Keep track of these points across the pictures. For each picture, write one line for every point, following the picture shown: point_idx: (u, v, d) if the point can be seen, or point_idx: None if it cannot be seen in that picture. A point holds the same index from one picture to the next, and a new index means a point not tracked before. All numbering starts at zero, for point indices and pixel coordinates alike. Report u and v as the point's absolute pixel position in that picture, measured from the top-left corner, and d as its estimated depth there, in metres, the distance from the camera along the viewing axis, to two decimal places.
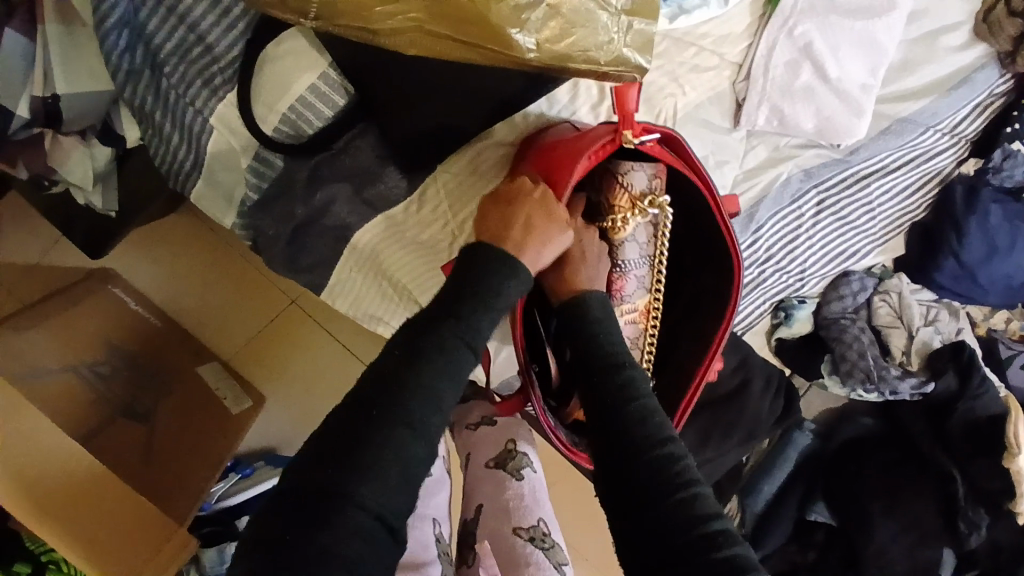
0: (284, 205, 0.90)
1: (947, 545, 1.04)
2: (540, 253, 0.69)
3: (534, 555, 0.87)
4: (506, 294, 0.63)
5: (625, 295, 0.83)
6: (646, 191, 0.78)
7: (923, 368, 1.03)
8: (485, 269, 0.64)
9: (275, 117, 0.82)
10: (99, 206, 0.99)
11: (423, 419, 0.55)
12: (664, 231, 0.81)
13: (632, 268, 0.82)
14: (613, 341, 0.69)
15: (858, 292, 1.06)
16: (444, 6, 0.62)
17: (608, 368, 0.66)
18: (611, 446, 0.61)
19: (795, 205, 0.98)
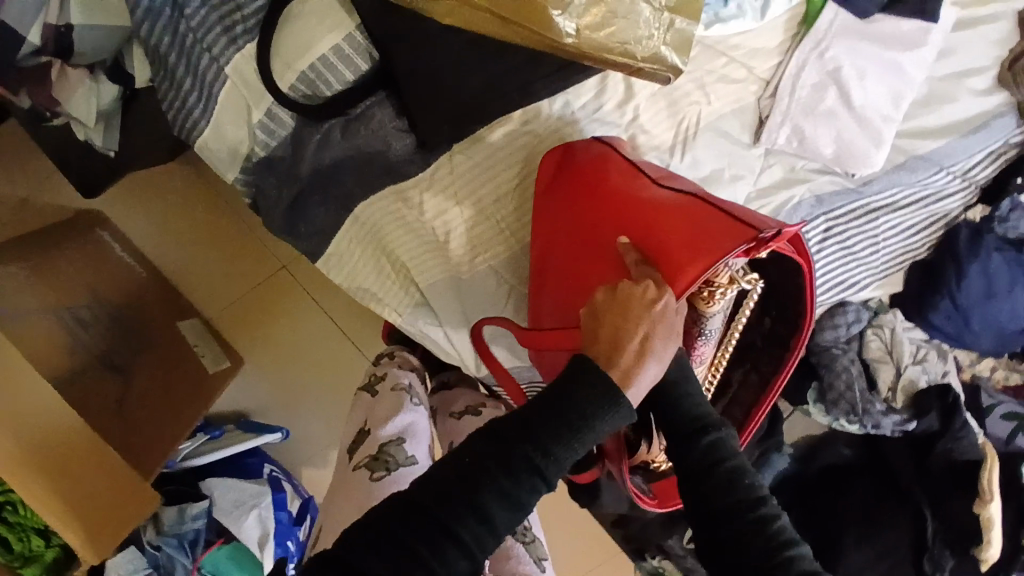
0: (291, 166, 0.88)
1: None
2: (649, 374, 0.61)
3: (516, 548, 0.81)
4: (598, 428, 0.57)
5: (699, 357, 0.75)
6: (736, 272, 0.71)
7: (907, 406, 1.03)
8: (580, 402, 0.57)
9: (292, 74, 0.79)
10: (100, 145, 0.96)
11: (482, 534, 0.52)
12: (749, 302, 0.74)
13: (711, 336, 0.74)
14: (695, 405, 0.67)
15: (852, 323, 1.03)
16: None
17: (691, 433, 0.65)
18: (703, 513, 0.61)
19: (804, 229, 0.96)
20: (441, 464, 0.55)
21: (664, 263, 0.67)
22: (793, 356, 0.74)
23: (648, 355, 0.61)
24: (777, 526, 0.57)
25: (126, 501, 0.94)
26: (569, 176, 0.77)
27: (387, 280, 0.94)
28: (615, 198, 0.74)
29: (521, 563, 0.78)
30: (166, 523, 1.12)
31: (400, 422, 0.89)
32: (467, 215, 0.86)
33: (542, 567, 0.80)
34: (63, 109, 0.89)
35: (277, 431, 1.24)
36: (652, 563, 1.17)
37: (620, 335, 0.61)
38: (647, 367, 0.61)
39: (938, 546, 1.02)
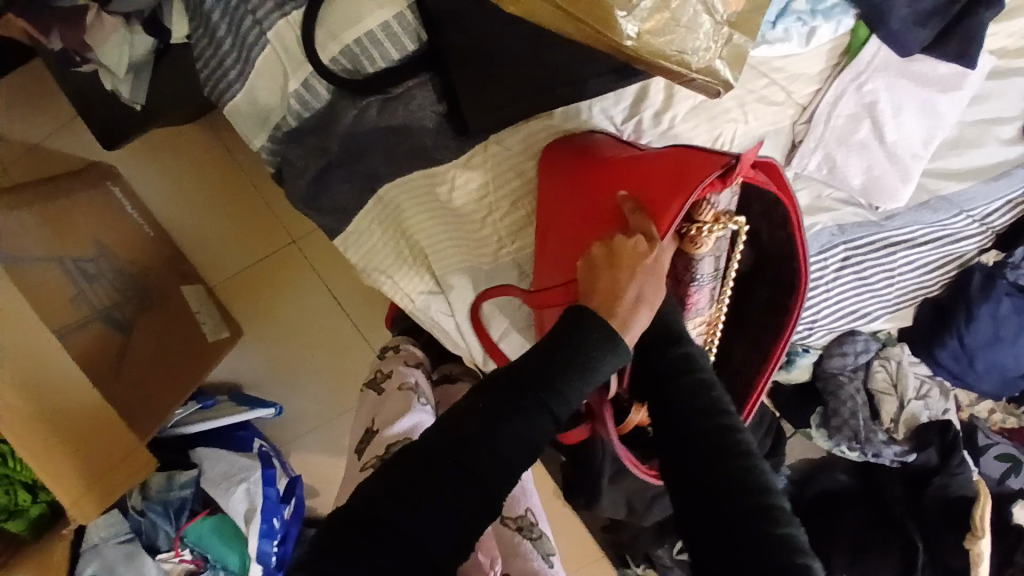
0: (322, 140, 0.86)
1: None
2: (643, 322, 0.63)
3: (522, 545, 0.77)
4: (600, 371, 0.59)
5: (694, 311, 0.73)
6: (724, 210, 0.68)
7: (908, 438, 1.04)
8: (584, 343, 0.59)
9: (336, 47, 0.78)
10: (126, 95, 0.93)
11: (489, 474, 0.51)
12: (738, 244, 0.70)
13: (704, 284, 0.72)
14: (675, 326, 0.68)
15: (860, 352, 1.05)
16: None
17: (664, 346, 0.67)
18: (674, 425, 0.61)
19: (822, 256, 0.99)
20: (456, 406, 0.55)
21: (651, 211, 0.66)
22: (789, 328, 0.71)
23: (638, 301, 0.63)
24: (738, 434, 0.58)
25: (119, 467, 0.92)
26: (571, 159, 0.76)
27: (403, 261, 0.92)
28: (606, 162, 0.73)
29: (530, 559, 0.75)
30: (154, 490, 1.11)
31: (406, 422, 0.86)
32: (494, 206, 0.86)
33: (550, 563, 0.76)
34: (94, 55, 0.87)
35: (270, 407, 1.23)
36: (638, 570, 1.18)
37: (610, 285, 0.63)
38: (642, 313, 0.63)
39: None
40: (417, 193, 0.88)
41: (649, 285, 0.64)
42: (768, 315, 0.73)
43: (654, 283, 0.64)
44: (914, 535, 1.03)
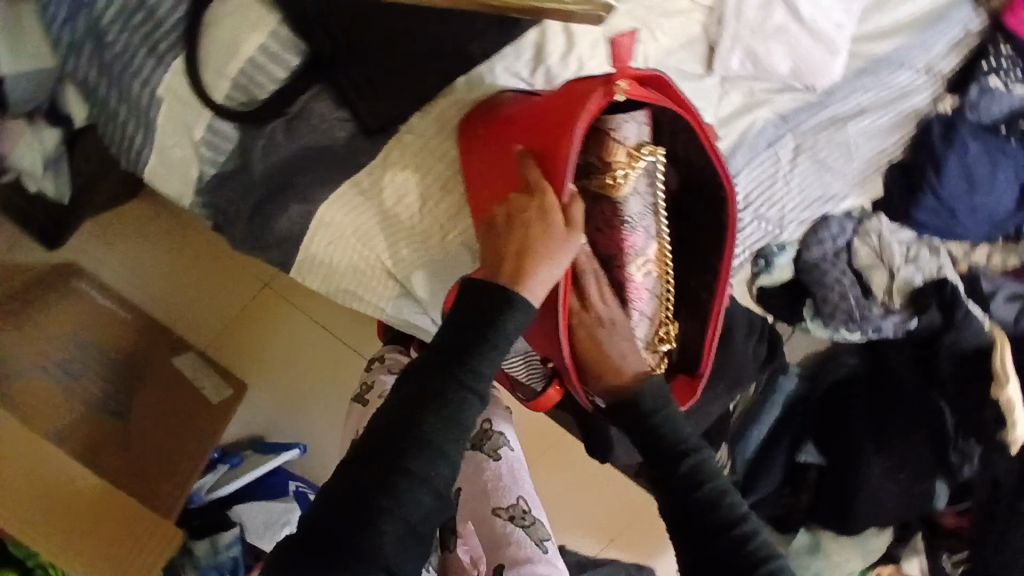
0: (245, 183, 0.86)
1: (939, 479, 0.99)
2: (550, 275, 0.59)
3: (515, 534, 0.78)
4: (507, 328, 0.56)
5: (635, 252, 0.71)
6: (640, 142, 0.67)
7: (906, 306, 0.98)
8: (490, 312, 0.56)
9: (224, 83, 0.78)
10: (52, 192, 0.95)
11: (428, 466, 0.53)
12: (659, 180, 0.70)
13: (641, 222, 0.70)
14: (676, 432, 0.67)
15: (837, 235, 1.02)
16: None
17: (671, 458, 0.66)
18: (691, 538, 0.63)
19: (772, 150, 0.97)
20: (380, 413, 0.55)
21: (546, 155, 0.64)
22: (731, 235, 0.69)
23: (542, 253, 0.60)
24: (757, 548, 0.60)
25: (145, 543, 0.93)
26: (478, 127, 0.75)
27: (365, 274, 0.89)
28: (505, 120, 0.71)
29: (520, 547, 0.76)
30: (203, 556, 1.11)
31: None
32: (429, 195, 0.84)
33: (545, 549, 0.77)
34: (11, 161, 0.90)
35: (295, 448, 1.24)
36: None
37: (513, 244, 0.60)
38: (539, 265, 0.59)
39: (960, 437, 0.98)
40: (357, 208, 0.86)
41: (551, 236, 0.60)
42: (715, 224, 0.70)
43: (550, 234, 0.60)
44: (937, 402, 0.99)
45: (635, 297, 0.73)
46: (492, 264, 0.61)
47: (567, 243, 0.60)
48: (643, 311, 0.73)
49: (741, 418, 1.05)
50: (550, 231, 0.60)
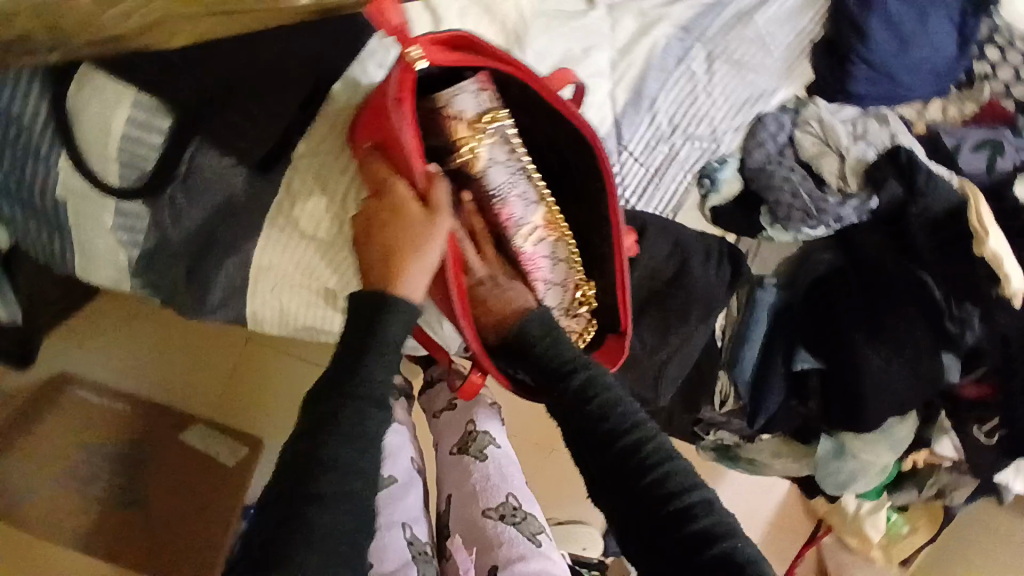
0: (169, 258, 0.84)
1: (944, 353, 0.93)
2: (420, 272, 0.62)
3: (506, 533, 0.80)
4: (387, 331, 0.59)
5: (517, 221, 0.74)
6: (483, 111, 0.66)
7: (863, 186, 0.93)
8: (372, 317, 0.60)
9: (114, 164, 0.77)
10: (6, 317, 0.95)
11: (341, 482, 0.54)
12: (516, 143, 0.70)
13: (511, 190, 0.72)
14: (609, 410, 0.65)
15: (777, 133, 0.97)
16: None
17: (560, 377, 0.69)
18: (588, 447, 0.66)
19: (683, 65, 0.93)
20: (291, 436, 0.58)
21: (388, 151, 0.65)
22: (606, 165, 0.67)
23: (413, 248, 0.63)
24: (645, 448, 0.63)
25: None
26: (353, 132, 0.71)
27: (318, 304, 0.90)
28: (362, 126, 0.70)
29: (514, 545, 0.78)
30: None
31: None
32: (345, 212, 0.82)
33: (537, 543, 0.78)
34: None
35: None
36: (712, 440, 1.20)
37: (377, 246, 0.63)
38: (408, 264, 0.62)
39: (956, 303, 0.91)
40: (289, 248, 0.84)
41: (413, 230, 0.63)
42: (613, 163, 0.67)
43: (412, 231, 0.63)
44: (919, 274, 0.91)
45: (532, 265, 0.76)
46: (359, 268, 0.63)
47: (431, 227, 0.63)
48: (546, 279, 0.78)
49: (730, 345, 1.04)
50: (416, 224, 0.63)
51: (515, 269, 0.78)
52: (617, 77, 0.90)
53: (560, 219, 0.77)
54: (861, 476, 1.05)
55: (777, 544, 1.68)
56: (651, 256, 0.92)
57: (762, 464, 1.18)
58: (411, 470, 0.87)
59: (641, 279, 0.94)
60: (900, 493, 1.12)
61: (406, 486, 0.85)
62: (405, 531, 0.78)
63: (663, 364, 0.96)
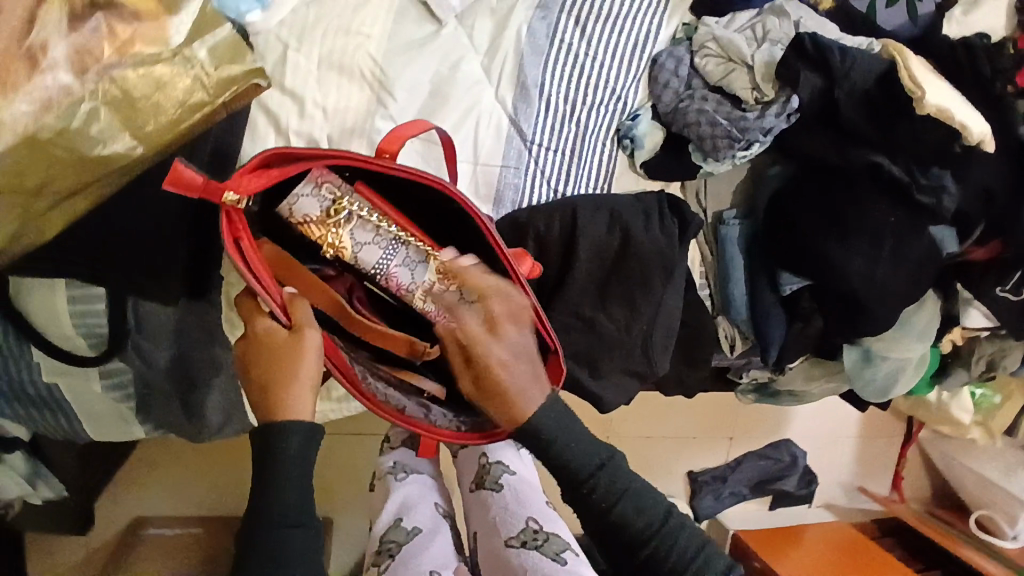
0: (159, 400, 0.88)
1: (933, 226, 0.90)
2: (299, 390, 0.65)
3: (529, 559, 0.80)
4: (285, 450, 0.63)
5: (409, 287, 0.76)
6: (326, 206, 0.71)
7: (778, 88, 0.88)
8: (267, 446, 0.63)
9: (79, 338, 0.81)
10: (53, 494, 0.96)
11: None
12: (374, 218, 0.73)
13: (390, 262, 0.74)
14: (638, 510, 0.71)
15: (677, 68, 0.92)
16: (36, 162, 0.57)
17: (575, 482, 0.72)
18: (614, 544, 0.73)
19: (557, 40, 0.90)
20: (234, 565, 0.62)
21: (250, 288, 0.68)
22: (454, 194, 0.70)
23: (289, 374, 0.65)
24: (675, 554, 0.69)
25: None
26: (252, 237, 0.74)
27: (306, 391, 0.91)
28: None
29: (539, 568, 0.78)
30: None
31: (392, 504, 0.90)
32: None
33: (561, 562, 0.78)
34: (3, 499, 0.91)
35: None
36: (747, 382, 1.15)
37: (256, 380, 0.65)
38: (284, 389, 0.64)
39: (924, 170, 0.87)
40: None
41: (284, 353, 0.66)
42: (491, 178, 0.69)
43: (280, 358, 0.65)
44: (872, 156, 0.85)
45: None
46: (247, 401, 0.67)
47: (297, 346, 0.66)
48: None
49: (717, 288, 1.00)
50: (286, 350, 0.66)
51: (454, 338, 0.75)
52: (496, 78, 0.89)
53: (456, 266, 0.77)
54: (899, 376, 0.99)
55: (871, 455, 1.72)
56: (591, 235, 0.89)
57: (803, 392, 1.15)
58: (435, 515, 0.90)
59: (590, 261, 0.90)
60: (951, 377, 1.12)
61: (431, 533, 0.87)
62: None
63: (649, 334, 0.92)
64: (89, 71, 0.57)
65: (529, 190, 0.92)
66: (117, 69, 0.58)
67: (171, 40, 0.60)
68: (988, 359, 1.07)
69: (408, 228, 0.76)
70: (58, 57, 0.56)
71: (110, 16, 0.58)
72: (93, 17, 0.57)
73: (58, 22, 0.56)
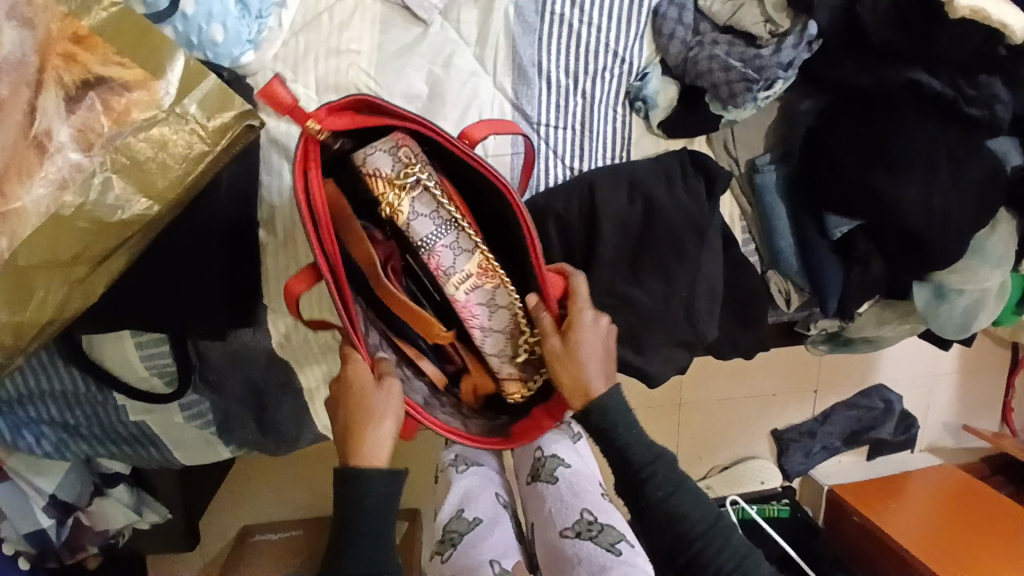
0: (233, 424, 0.94)
1: (987, 139, 0.84)
2: (380, 440, 0.69)
3: (584, 548, 0.81)
4: (365, 498, 0.67)
5: (448, 271, 0.76)
6: (398, 168, 0.72)
7: (790, 16, 0.83)
8: (350, 494, 0.67)
9: (153, 379, 0.87)
10: (159, 518, 1.07)
11: None
12: (441, 195, 0.74)
13: (437, 241, 0.75)
14: (693, 504, 0.71)
15: (682, 15, 0.87)
16: (68, 234, 0.63)
17: (629, 472, 0.72)
18: (653, 536, 0.72)
19: (548, 15, 0.86)
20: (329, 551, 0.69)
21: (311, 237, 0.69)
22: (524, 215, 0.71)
23: (371, 417, 0.69)
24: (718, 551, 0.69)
25: None
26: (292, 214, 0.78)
27: None
28: None
29: (594, 558, 0.79)
30: None
31: (452, 495, 0.90)
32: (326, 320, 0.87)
33: (615, 551, 0.80)
34: (112, 529, 1.03)
35: None
36: (814, 334, 1.08)
37: (346, 416, 0.70)
38: (368, 429, 0.69)
39: (970, 80, 0.81)
40: (305, 364, 0.90)
41: (371, 398, 0.70)
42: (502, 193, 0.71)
43: (369, 397, 0.70)
44: (904, 76, 0.80)
45: (466, 312, 0.78)
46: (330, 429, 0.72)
47: (387, 393, 0.70)
48: (484, 324, 0.78)
49: (762, 242, 0.95)
50: (371, 395, 0.70)
51: (505, 325, 0.78)
52: (491, 67, 0.87)
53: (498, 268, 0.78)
54: (976, 311, 0.93)
55: (973, 389, 1.67)
56: (614, 207, 0.86)
57: (879, 339, 1.06)
58: (496, 505, 0.90)
59: (617, 236, 0.86)
60: None
61: (491, 523, 0.87)
62: (495, 564, 0.81)
63: (692, 299, 0.88)
64: (98, 146, 0.62)
65: (543, 172, 0.89)
66: (120, 139, 0.62)
67: (160, 100, 0.63)
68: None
69: (463, 215, 0.77)
70: (64, 140, 0.61)
71: (102, 92, 0.62)
72: (87, 96, 0.61)
73: (56, 107, 0.60)
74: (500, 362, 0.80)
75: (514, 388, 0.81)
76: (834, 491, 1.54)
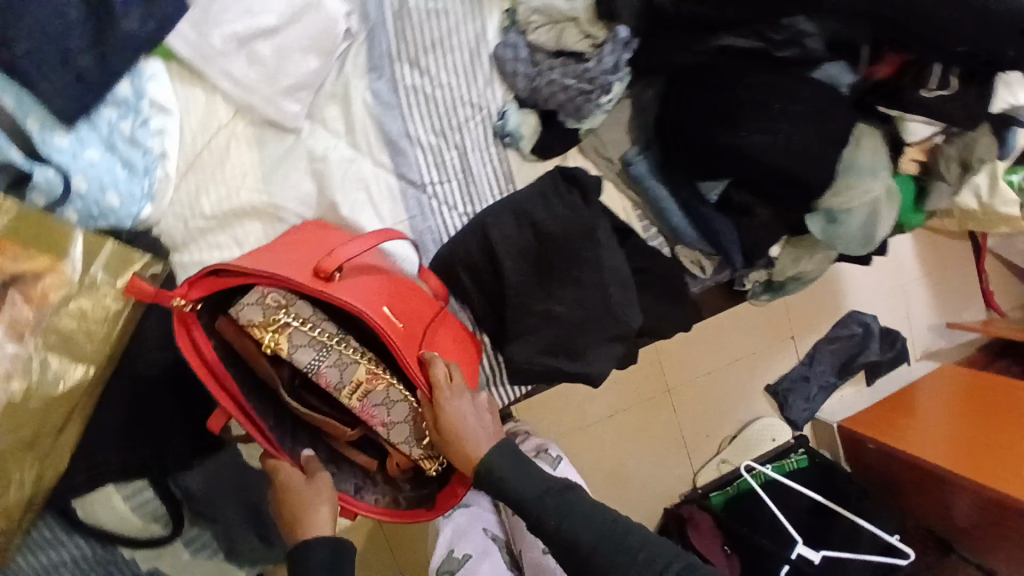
0: (238, 543, 0.99)
1: (815, 72, 0.91)
2: (318, 520, 0.76)
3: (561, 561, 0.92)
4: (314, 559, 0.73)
5: (336, 388, 0.77)
6: (269, 313, 0.75)
7: (605, 26, 0.92)
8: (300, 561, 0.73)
9: (149, 525, 0.93)
10: None
11: None
12: (315, 326, 0.77)
13: (321, 363, 0.77)
14: (586, 515, 0.71)
15: (516, 54, 0.95)
16: (23, 416, 0.71)
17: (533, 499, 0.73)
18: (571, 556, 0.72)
19: (400, 91, 0.95)
20: None
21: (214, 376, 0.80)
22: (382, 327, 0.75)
23: (307, 503, 0.77)
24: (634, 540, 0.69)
25: None
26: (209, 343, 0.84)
27: None
28: None
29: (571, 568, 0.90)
30: None
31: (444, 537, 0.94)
32: None
33: None
34: None
35: None
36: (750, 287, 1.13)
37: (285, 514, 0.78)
38: (306, 518, 0.76)
39: (773, 27, 0.85)
40: None
41: (305, 491, 0.79)
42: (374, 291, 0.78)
43: (300, 492, 0.78)
44: (716, 44, 0.86)
45: (367, 416, 0.79)
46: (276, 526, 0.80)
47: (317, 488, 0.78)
48: (386, 421, 0.80)
49: (658, 225, 1.02)
50: (301, 493, 0.78)
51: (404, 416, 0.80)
52: (366, 148, 0.95)
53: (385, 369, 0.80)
54: (873, 219, 0.98)
55: (946, 287, 1.70)
56: (505, 237, 0.93)
57: (803, 275, 1.11)
58: (485, 538, 0.95)
59: (517, 262, 0.94)
60: (935, 197, 1.08)
61: (482, 556, 0.92)
62: None
63: (603, 297, 0.94)
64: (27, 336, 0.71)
65: (443, 225, 0.97)
66: (46, 320, 0.72)
67: (70, 277, 0.73)
68: (961, 160, 1.02)
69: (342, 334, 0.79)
70: None
71: (20, 287, 0.71)
72: (8, 294, 0.71)
73: None
74: (409, 447, 0.81)
75: (425, 463, 0.82)
76: (844, 425, 1.56)
